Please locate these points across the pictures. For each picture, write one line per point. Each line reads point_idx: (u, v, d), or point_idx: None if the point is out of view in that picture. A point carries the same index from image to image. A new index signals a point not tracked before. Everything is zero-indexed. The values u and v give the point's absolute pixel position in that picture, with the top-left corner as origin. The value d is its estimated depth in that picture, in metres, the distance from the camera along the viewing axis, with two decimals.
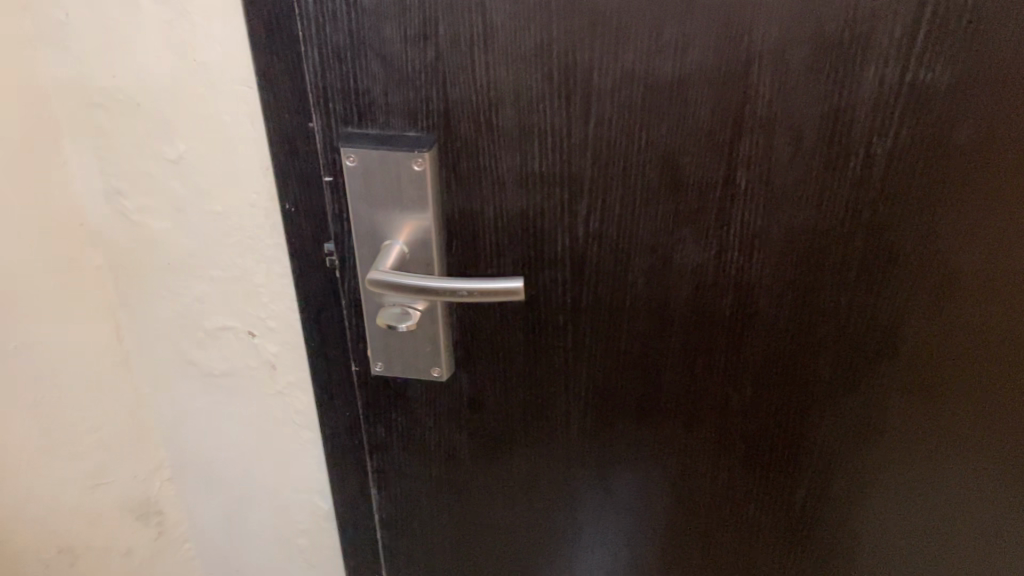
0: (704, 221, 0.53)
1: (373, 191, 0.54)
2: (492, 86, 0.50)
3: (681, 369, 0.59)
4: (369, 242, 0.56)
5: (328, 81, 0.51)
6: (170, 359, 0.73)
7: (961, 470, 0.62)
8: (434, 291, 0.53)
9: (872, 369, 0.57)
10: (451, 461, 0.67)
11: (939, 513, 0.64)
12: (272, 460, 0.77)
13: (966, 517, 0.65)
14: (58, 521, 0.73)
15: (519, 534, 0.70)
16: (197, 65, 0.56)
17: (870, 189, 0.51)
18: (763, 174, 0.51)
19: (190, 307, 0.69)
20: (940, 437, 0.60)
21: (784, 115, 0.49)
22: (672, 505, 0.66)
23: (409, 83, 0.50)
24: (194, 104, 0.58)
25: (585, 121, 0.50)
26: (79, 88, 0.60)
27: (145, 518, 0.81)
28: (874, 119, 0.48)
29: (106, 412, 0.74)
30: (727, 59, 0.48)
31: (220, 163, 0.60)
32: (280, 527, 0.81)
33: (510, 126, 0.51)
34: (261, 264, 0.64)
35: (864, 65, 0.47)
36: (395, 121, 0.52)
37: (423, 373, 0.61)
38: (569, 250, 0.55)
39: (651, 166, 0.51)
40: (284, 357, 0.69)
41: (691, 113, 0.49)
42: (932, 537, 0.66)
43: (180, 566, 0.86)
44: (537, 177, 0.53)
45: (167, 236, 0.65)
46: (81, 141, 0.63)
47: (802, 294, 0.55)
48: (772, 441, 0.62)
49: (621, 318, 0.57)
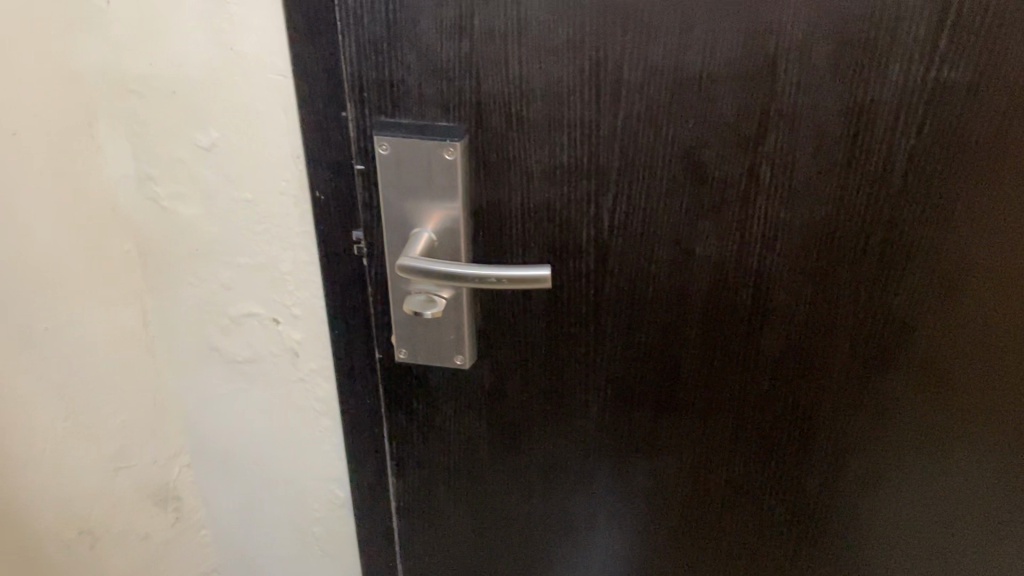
0: (727, 214, 0.54)
1: (404, 180, 0.55)
2: (524, 78, 0.51)
3: (699, 361, 0.60)
4: (398, 230, 0.57)
5: (365, 71, 0.53)
6: (194, 345, 0.74)
7: (971, 468, 0.63)
8: (462, 278, 0.54)
9: (886, 363, 0.58)
10: (470, 451, 0.68)
11: (948, 514, 0.65)
12: (291, 448, 0.78)
13: (975, 517, 0.65)
14: (82, 503, 0.73)
15: (534, 524, 0.71)
16: (233, 54, 0.58)
17: (891, 184, 0.52)
18: (785, 168, 0.52)
19: (216, 294, 0.70)
20: (952, 434, 0.61)
21: (808, 111, 0.50)
22: (686, 499, 0.67)
23: (443, 74, 0.52)
24: (228, 93, 0.60)
25: (614, 113, 0.52)
26: (116, 75, 0.62)
27: (164, 503, 0.82)
28: (895, 116, 0.50)
29: (128, 395, 0.75)
30: (754, 55, 0.49)
31: (252, 151, 0.62)
32: (297, 514, 0.82)
33: (539, 119, 0.52)
34: (288, 252, 0.66)
35: (887, 62, 0.48)
36: (428, 111, 0.54)
37: (446, 361, 0.62)
38: (593, 241, 0.56)
39: (676, 160, 0.53)
40: (307, 345, 0.70)
41: (717, 107, 0.51)
42: (940, 536, 0.67)
43: (195, 553, 0.87)
44: (565, 169, 0.54)
45: (196, 223, 0.67)
46: (115, 127, 0.65)
47: (820, 288, 0.56)
48: (786, 435, 0.63)
49: (643, 310, 0.59)
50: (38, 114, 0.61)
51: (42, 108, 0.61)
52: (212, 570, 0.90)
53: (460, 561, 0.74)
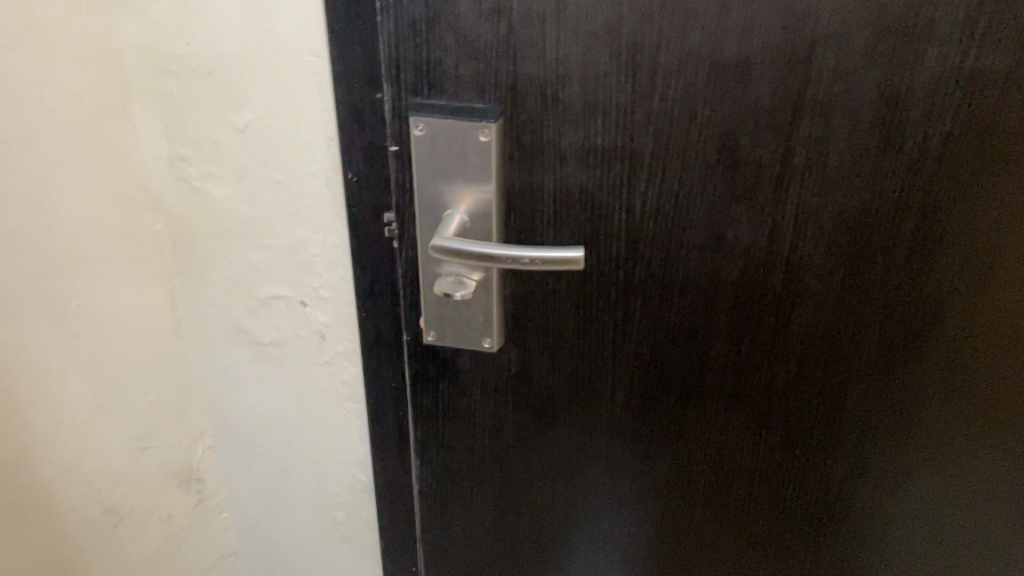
0: (759, 199, 0.55)
1: (438, 161, 0.56)
2: (561, 60, 0.52)
3: (725, 347, 0.61)
4: (431, 212, 0.58)
5: (402, 52, 0.54)
6: (222, 327, 0.75)
7: (996, 463, 0.63)
8: (496, 259, 0.55)
9: (913, 352, 0.59)
10: (495, 435, 0.68)
11: (969, 509, 0.65)
12: (314, 431, 0.78)
13: (999, 512, 0.65)
14: (107, 482, 0.74)
15: (556, 510, 0.71)
16: (270, 35, 0.58)
17: (924, 171, 0.52)
18: (819, 153, 0.53)
19: (245, 275, 0.71)
20: (978, 426, 0.61)
21: (844, 96, 0.51)
22: (709, 487, 0.67)
23: (480, 56, 0.52)
24: (264, 74, 0.60)
25: (649, 97, 0.52)
26: (152, 55, 0.63)
27: (187, 484, 0.82)
28: (930, 102, 0.50)
29: (155, 375, 0.75)
30: (792, 40, 0.49)
31: (286, 132, 0.62)
32: (318, 498, 0.82)
33: (575, 102, 0.53)
34: (318, 234, 0.66)
35: (924, 48, 0.49)
36: (464, 93, 0.54)
37: (474, 344, 0.62)
38: (625, 225, 0.57)
39: (710, 144, 0.53)
40: (333, 327, 0.71)
41: (753, 92, 0.51)
42: (963, 530, 0.66)
43: (215, 535, 0.88)
44: (598, 153, 0.54)
45: (227, 204, 0.68)
46: (150, 107, 0.66)
47: (849, 274, 0.56)
48: (811, 424, 0.63)
49: (672, 294, 0.59)
50: (75, 92, 0.62)
51: (80, 87, 0.62)
52: (230, 554, 0.91)
53: (480, 546, 0.75)
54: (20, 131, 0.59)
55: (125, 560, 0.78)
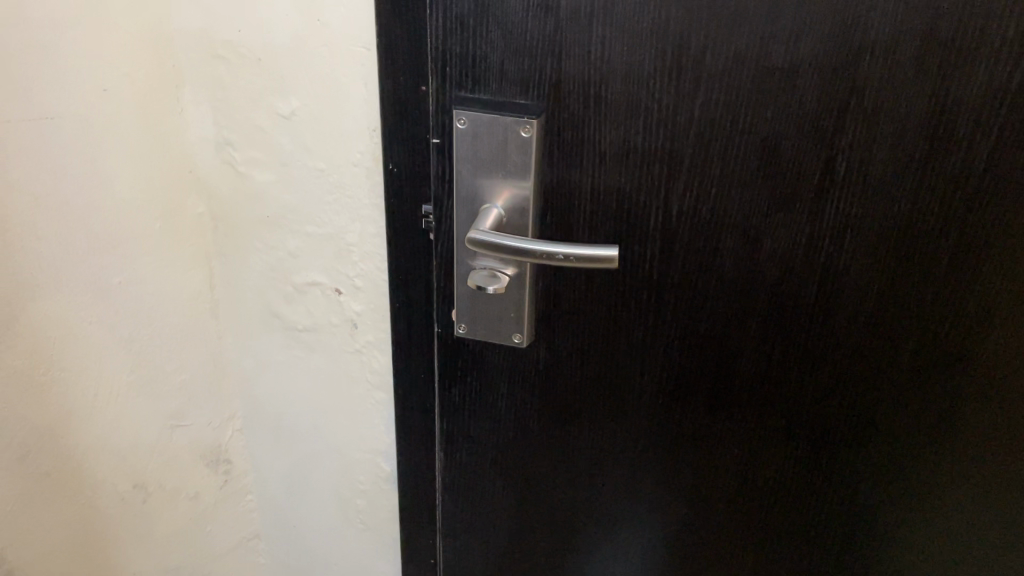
0: (797, 207, 0.54)
1: (478, 155, 0.56)
2: (605, 60, 0.52)
3: (756, 354, 0.60)
4: (468, 205, 0.58)
5: (449, 45, 0.54)
6: (258, 311, 0.76)
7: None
8: (530, 254, 0.55)
9: (948, 370, 0.58)
10: (519, 431, 0.68)
11: (995, 540, 0.64)
12: (342, 419, 0.79)
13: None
14: (138, 457, 0.75)
15: (575, 510, 0.71)
16: (321, 25, 0.60)
17: (969, 186, 0.52)
18: (861, 163, 0.52)
19: (282, 261, 0.72)
20: (1009, 451, 0.60)
21: (889, 107, 0.50)
22: (731, 496, 0.67)
23: (526, 52, 0.53)
24: (312, 63, 0.61)
25: (692, 100, 0.52)
26: (206, 41, 0.65)
27: (214, 464, 0.84)
28: (976, 117, 0.50)
29: (190, 355, 0.77)
30: (839, 47, 0.49)
31: (330, 121, 0.63)
32: (342, 486, 0.83)
33: (617, 102, 0.53)
34: (356, 224, 0.67)
35: (973, 62, 0.48)
36: (508, 89, 0.55)
37: (504, 338, 0.63)
38: (661, 227, 0.57)
39: (751, 150, 0.53)
40: (366, 317, 0.72)
41: (797, 99, 0.51)
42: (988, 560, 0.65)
43: (238, 518, 0.89)
44: (637, 154, 0.55)
45: (270, 190, 0.69)
46: (200, 92, 0.67)
47: (886, 287, 0.56)
48: (840, 438, 0.62)
49: (706, 298, 0.59)
50: (129, 73, 0.64)
51: (133, 70, 0.64)
52: (252, 537, 0.92)
53: (500, 542, 0.75)
54: (73, 107, 0.61)
55: (150, 535, 0.79)
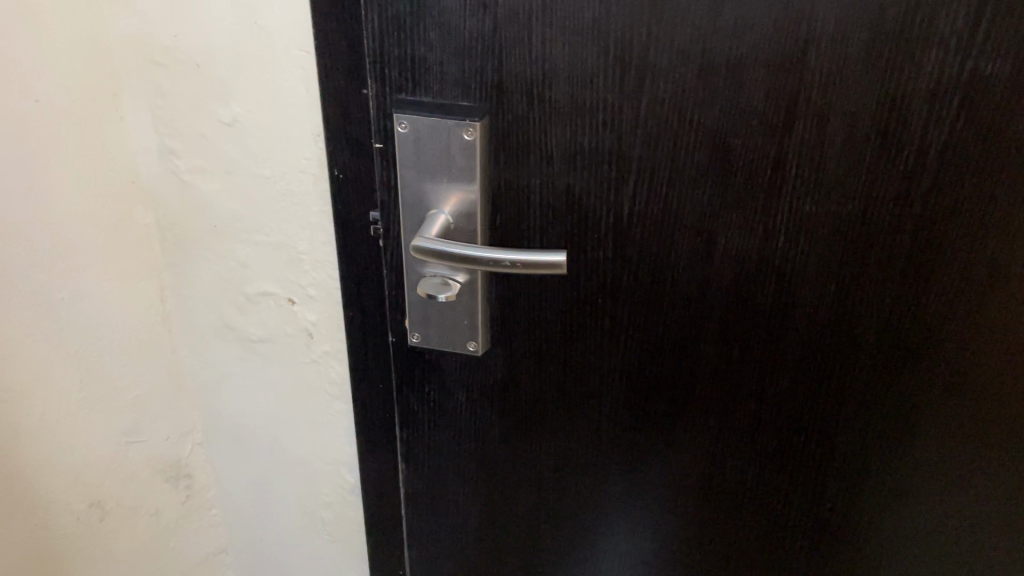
0: (750, 205, 0.53)
1: (422, 159, 0.54)
2: (547, 59, 0.50)
3: (716, 356, 0.59)
4: (415, 212, 0.57)
5: (387, 47, 0.52)
6: (212, 323, 0.74)
7: (993, 475, 0.61)
8: (477, 261, 0.53)
9: (909, 366, 0.57)
10: (481, 438, 0.67)
11: (961, 526, 0.64)
12: (303, 429, 0.77)
13: (989, 524, 0.63)
14: (93, 475, 0.73)
15: (542, 514, 0.70)
16: (257, 28, 0.57)
17: (923, 181, 0.51)
18: (813, 160, 0.51)
19: (233, 271, 0.70)
20: (969, 439, 0.59)
21: (838, 101, 0.49)
22: (698, 496, 0.66)
23: (466, 52, 0.51)
24: (252, 69, 0.59)
25: (638, 98, 0.51)
26: (142, 46, 0.62)
27: (175, 480, 0.82)
28: (927, 110, 0.48)
29: (144, 369, 0.75)
30: (785, 40, 0.48)
31: (274, 127, 0.61)
32: (307, 498, 0.82)
33: (561, 102, 0.51)
34: (306, 232, 0.65)
35: (923, 54, 0.47)
36: (449, 91, 0.53)
37: (458, 346, 0.61)
38: (613, 229, 0.55)
39: (700, 147, 0.52)
40: (321, 326, 0.70)
41: (745, 95, 0.50)
42: (951, 543, 0.65)
43: (204, 532, 0.87)
44: (585, 154, 0.53)
45: (216, 199, 0.67)
46: (139, 99, 0.65)
47: (845, 285, 0.55)
48: (804, 435, 0.61)
49: (662, 300, 0.58)
50: (62, 83, 0.61)
51: (67, 79, 0.62)
52: (218, 551, 0.90)
53: (468, 548, 0.74)
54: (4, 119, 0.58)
55: (110, 553, 0.78)
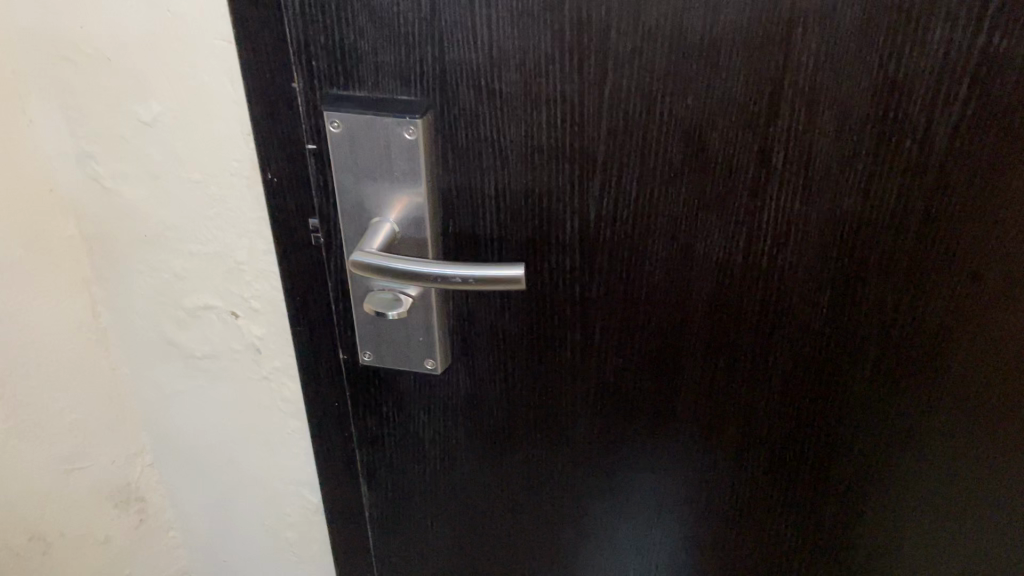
0: (733, 206, 0.47)
1: (359, 161, 0.48)
2: (495, 45, 0.44)
3: (700, 369, 0.54)
4: (356, 220, 0.50)
5: (312, 35, 0.46)
6: (151, 339, 0.68)
7: (1005, 480, 0.57)
8: (422, 277, 0.48)
9: (913, 372, 0.52)
10: (447, 459, 0.61)
11: (970, 532, 0.60)
12: (259, 449, 0.72)
13: (999, 530, 0.59)
14: (31, 507, 0.68)
15: (518, 536, 0.65)
16: (170, 16, 0.51)
17: (926, 174, 0.45)
18: (802, 153, 0.45)
19: (170, 283, 0.64)
20: (977, 444, 0.55)
21: (829, 86, 0.43)
22: (688, 513, 0.61)
23: (401, 39, 0.44)
24: (169, 62, 0.53)
25: (600, 86, 0.44)
26: (46, 40, 0.55)
27: (125, 504, 0.76)
28: (931, 94, 0.42)
29: (80, 391, 0.69)
30: (767, 18, 0.41)
31: (198, 127, 0.55)
32: (268, 520, 0.76)
33: (513, 94, 0.45)
34: (244, 241, 0.59)
35: (926, 30, 0.41)
36: (386, 83, 0.46)
37: (415, 365, 0.55)
38: (579, 234, 0.49)
39: (674, 141, 0.45)
40: (269, 341, 0.64)
41: (722, 81, 0.43)
42: (962, 550, 0.61)
43: (163, 556, 0.82)
44: (543, 152, 0.47)
45: (143, 206, 0.60)
46: (49, 99, 0.58)
47: (840, 289, 0.49)
48: (800, 447, 0.57)
49: (637, 311, 0.52)
50: None
51: None
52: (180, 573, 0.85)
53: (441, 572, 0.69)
54: None
55: None
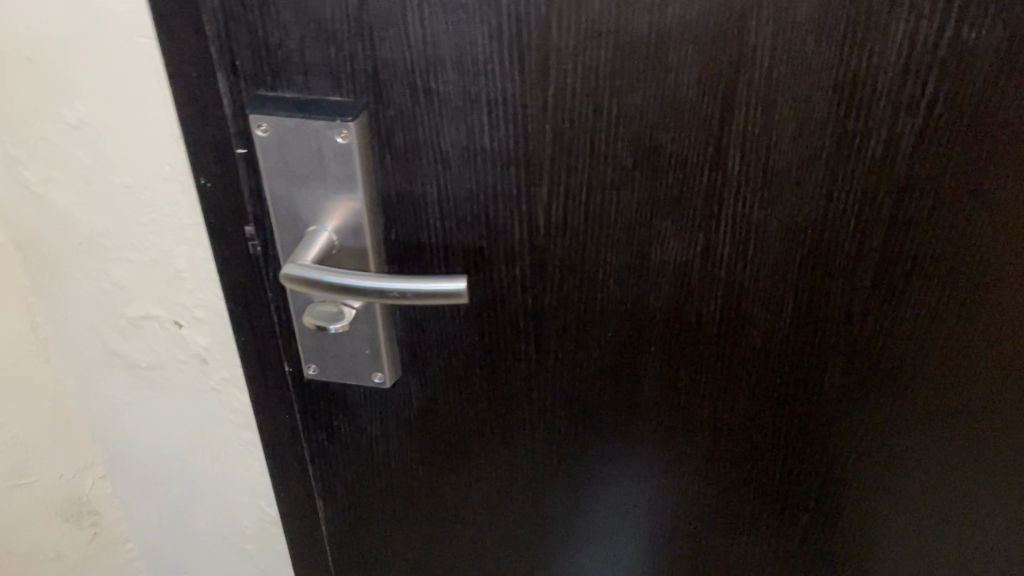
0: (689, 211, 0.44)
1: (291, 167, 0.45)
2: (429, 42, 0.40)
3: (660, 379, 0.51)
4: (291, 229, 0.47)
5: (234, 32, 0.42)
6: (94, 350, 0.65)
7: (978, 481, 0.55)
8: (360, 291, 0.44)
9: (882, 379, 0.50)
10: (403, 474, 0.59)
11: (944, 533, 0.58)
12: (211, 461, 0.69)
13: (973, 530, 0.58)
14: None
15: (481, 548, 0.63)
16: (88, 13, 0.47)
17: (893, 176, 0.42)
18: (761, 156, 0.42)
19: (109, 292, 0.61)
20: (950, 447, 0.53)
21: (787, 83, 0.40)
22: (655, 522, 0.59)
23: (329, 36, 0.41)
24: (90, 61, 0.49)
25: (543, 85, 0.41)
26: None
27: (77, 518, 0.74)
28: (895, 91, 0.40)
29: (21, 405, 0.66)
30: (719, 11, 0.38)
31: (126, 129, 0.51)
32: (226, 532, 0.74)
33: (452, 94, 0.42)
34: (182, 248, 0.56)
35: (889, 22, 0.38)
36: (316, 83, 0.43)
37: (363, 378, 0.53)
38: (528, 242, 0.46)
39: (624, 144, 0.42)
40: (215, 350, 0.61)
41: (673, 79, 0.40)
42: (936, 552, 0.59)
43: (121, 568, 0.80)
44: (486, 156, 0.44)
45: (76, 213, 0.57)
46: None
47: (804, 296, 0.47)
48: (768, 457, 0.54)
49: (593, 321, 0.49)
50: None
51: None
52: None
53: None
54: None
55: None
